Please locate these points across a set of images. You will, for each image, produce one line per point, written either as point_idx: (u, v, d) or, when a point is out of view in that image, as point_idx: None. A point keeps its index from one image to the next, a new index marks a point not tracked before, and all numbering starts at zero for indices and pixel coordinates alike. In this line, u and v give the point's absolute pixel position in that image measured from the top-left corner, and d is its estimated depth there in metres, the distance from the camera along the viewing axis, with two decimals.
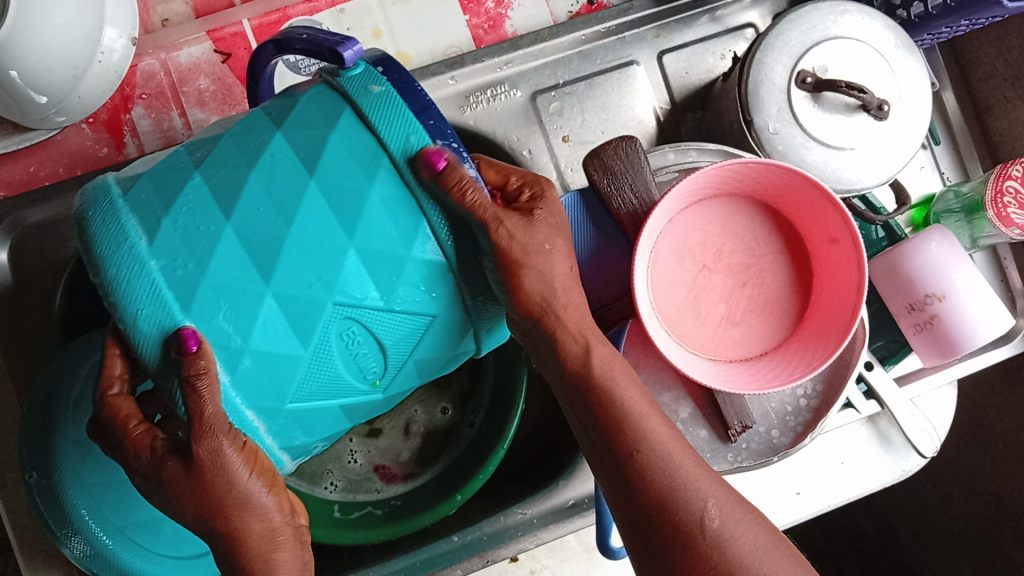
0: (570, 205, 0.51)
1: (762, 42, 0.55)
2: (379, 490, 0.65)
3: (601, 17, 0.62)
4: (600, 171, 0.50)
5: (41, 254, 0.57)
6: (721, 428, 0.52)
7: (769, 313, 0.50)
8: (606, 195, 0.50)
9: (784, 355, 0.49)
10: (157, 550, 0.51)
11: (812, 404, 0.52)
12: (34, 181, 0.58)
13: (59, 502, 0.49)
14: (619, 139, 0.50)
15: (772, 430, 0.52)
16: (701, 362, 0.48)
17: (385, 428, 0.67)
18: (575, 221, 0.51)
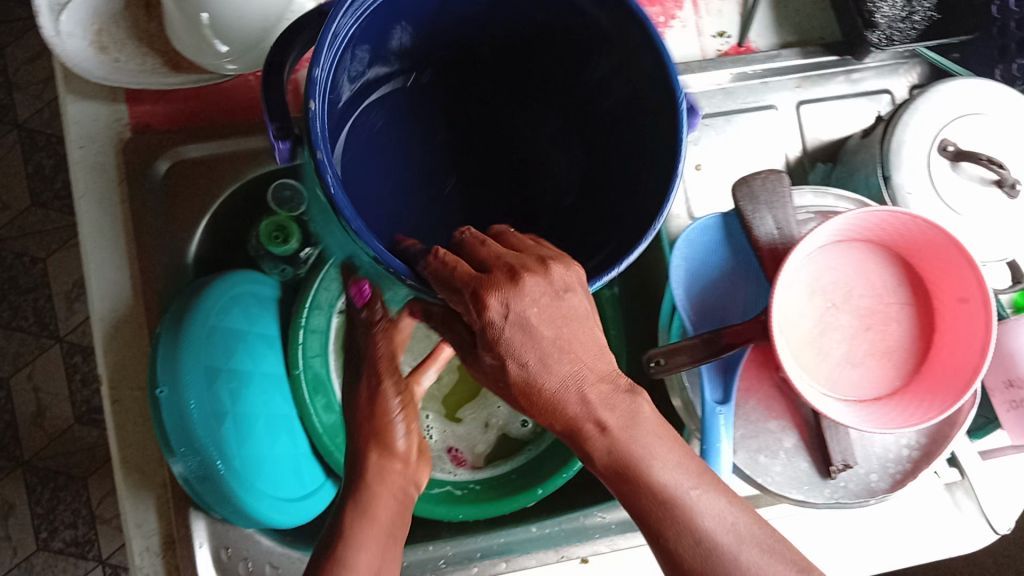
0: (711, 223, 0.54)
1: (908, 108, 0.57)
2: (449, 472, 0.66)
3: (750, 59, 0.65)
4: (747, 200, 0.52)
5: (192, 188, 0.60)
6: (822, 463, 0.53)
7: (891, 360, 0.52)
8: (749, 224, 0.52)
9: (898, 402, 0.51)
10: (258, 485, 0.55)
11: (914, 455, 0.54)
12: (196, 120, 0.61)
13: (185, 421, 0.51)
14: (768, 172, 0.52)
15: (872, 474, 0.54)
16: (819, 395, 0.50)
17: (465, 418, 0.68)
18: (714, 239, 0.54)
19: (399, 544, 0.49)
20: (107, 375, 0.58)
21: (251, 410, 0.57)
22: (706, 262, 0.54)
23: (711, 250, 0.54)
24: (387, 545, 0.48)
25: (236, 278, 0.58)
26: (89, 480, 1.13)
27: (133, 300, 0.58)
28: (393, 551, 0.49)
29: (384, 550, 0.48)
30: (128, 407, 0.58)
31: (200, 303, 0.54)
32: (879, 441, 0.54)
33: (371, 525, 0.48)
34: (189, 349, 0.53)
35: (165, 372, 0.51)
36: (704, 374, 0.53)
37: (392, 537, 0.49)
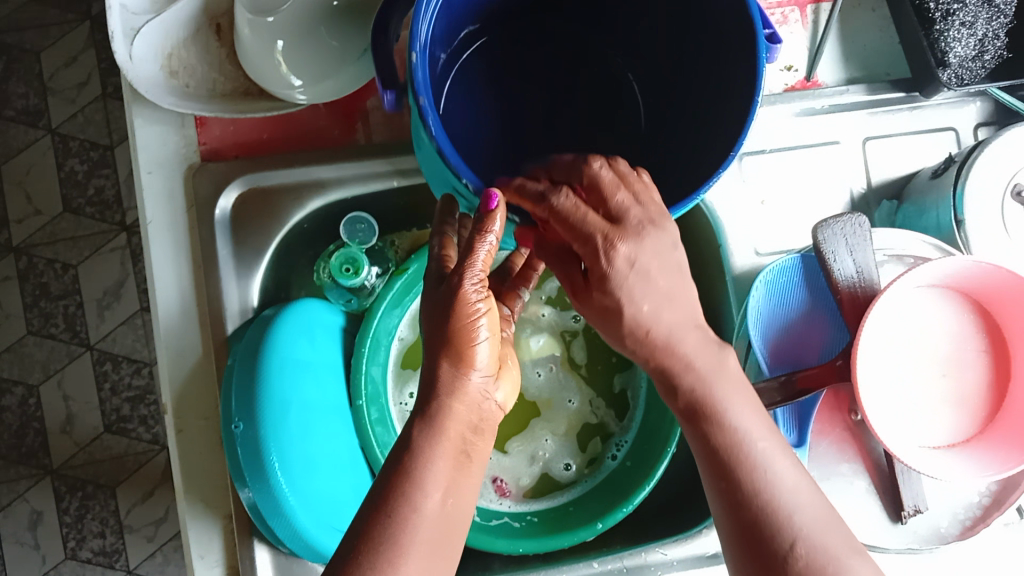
0: (793, 268, 0.54)
1: (980, 150, 0.57)
2: (498, 503, 0.66)
3: (820, 94, 0.64)
4: (829, 242, 0.52)
5: (257, 218, 0.60)
6: (892, 508, 0.53)
7: (969, 405, 0.52)
8: (828, 268, 0.52)
9: (976, 450, 0.50)
10: (326, 519, 0.55)
11: (985, 502, 0.53)
12: (264, 147, 0.60)
13: (261, 459, 0.50)
14: (850, 215, 0.52)
15: (942, 521, 0.54)
16: (899, 442, 0.49)
17: (512, 450, 0.68)
18: (794, 284, 0.54)
19: (474, 464, 0.46)
20: (172, 404, 0.58)
21: (319, 444, 0.56)
22: (786, 303, 0.54)
23: (792, 291, 0.54)
24: (459, 470, 0.44)
25: (301, 309, 0.58)
26: (118, 489, 1.13)
27: (198, 330, 0.58)
28: (467, 471, 0.45)
29: (456, 471, 0.44)
30: (193, 438, 0.58)
31: (271, 338, 0.54)
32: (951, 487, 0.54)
33: (443, 445, 0.44)
34: (266, 382, 0.52)
35: (242, 406, 0.51)
36: (780, 417, 0.52)
37: (466, 454, 0.45)
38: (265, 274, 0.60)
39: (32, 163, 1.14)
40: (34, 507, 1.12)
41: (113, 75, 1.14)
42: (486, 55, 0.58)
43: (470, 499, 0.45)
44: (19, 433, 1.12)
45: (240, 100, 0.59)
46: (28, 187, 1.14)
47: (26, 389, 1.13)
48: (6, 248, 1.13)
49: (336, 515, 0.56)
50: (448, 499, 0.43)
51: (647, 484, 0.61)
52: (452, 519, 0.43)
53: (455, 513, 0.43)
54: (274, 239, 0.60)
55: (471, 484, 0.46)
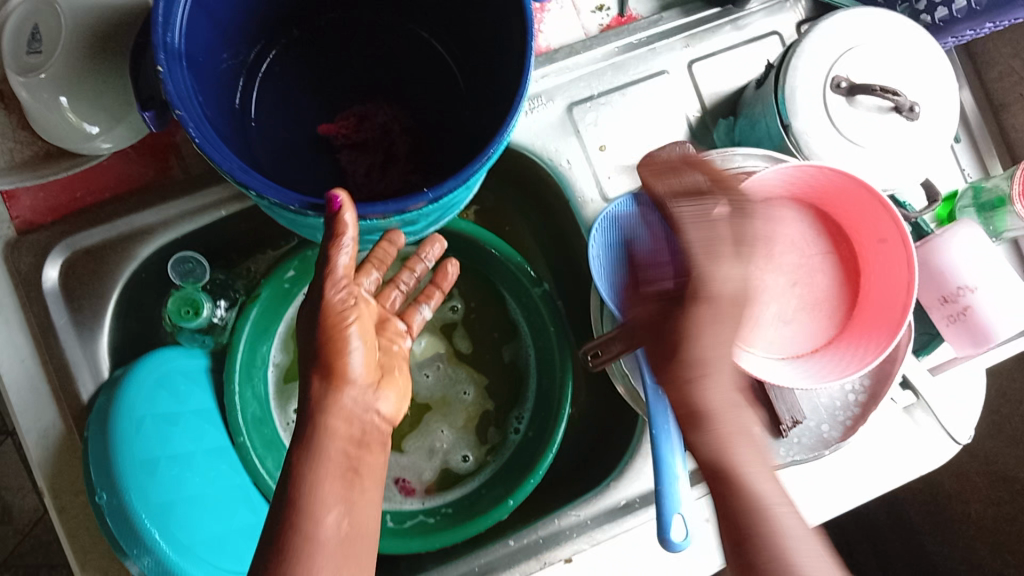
0: (624, 205, 0.55)
1: (795, 51, 0.57)
2: (412, 504, 0.65)
3: (633, 28, 0.63)
4: (656, 176, 0.51)
5: (91, 279, 0.57)
6: (773, 424, 0.54)
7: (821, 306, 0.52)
8: (660, 200, 0.52)
9: (834, 351, 0.50)
10: (222, 566, 0.53)
11: (860, 399, 0.54)
12: (79, 205, 0.58)
13: (129, 524, 0.49)
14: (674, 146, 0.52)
15: (823, 425, 0.55)
16: (758, 359, 0.49)
17: (410, 448, 0.67)
18: (628, 220, 0.55)
19: (366, 484, 0.47)
20: (46, 486, 0.56)
21: (201, 493, 0.55)
22: (627, 248, 0.54)
23: (631, 235, 0.54)
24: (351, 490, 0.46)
25: (154, 360, 0.56)
26: (74, 567, 1.11)
27: (56, 406, 0.56)
28: (359, 488, 0.47)
29: (348, 489, 0.46)
30: (77, 515, 0.56)
31: (122, 399, 0.52)
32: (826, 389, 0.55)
33: (329, 466, 0.46)
34: (124, 447, 0.51)
35: (103, 478, 0.49)
36: (645, 363, 0.52)
37: (354, 473, 0.47)
38: (112, 333, 0.58)
39: None
40: None
41: None
42: (283, 61, 0.57)
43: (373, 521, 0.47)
44: None
45: (42, 163, 0.56)
46: None
47: None
48: None
49: (236, 560, 0.55)
50: (345, 520, 0.45)
51: (548, 452, 0.60)
52: (354, 535, 0.45)
53: (357, 529, 0.45)
54: (113, 295, 0.58)
55: (369, 496, 0.47)
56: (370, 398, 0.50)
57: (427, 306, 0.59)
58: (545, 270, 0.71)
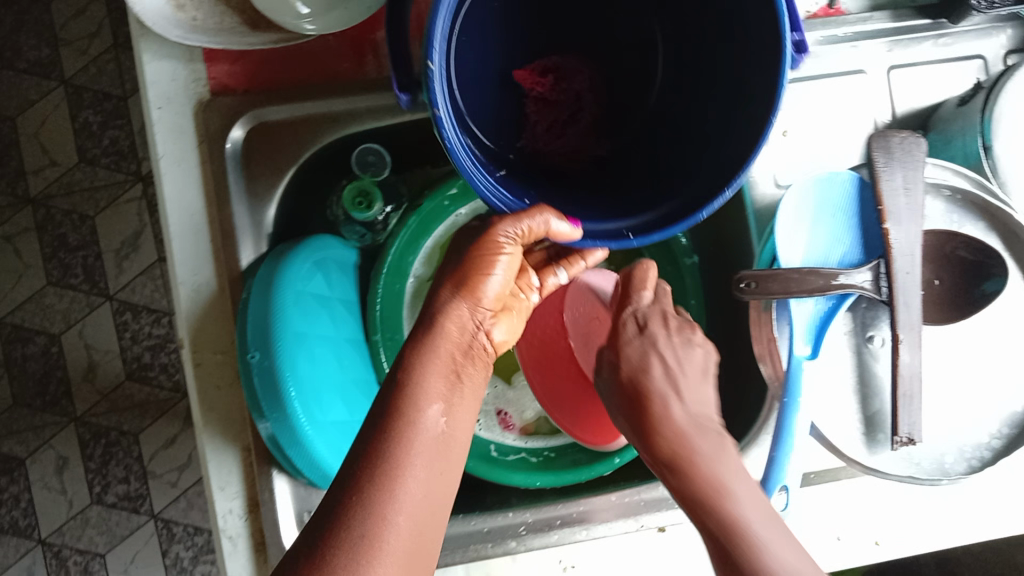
0: (852, 189, 0.53)
1: (1012, 73, 0.54)
2: (510, 439, 0.66)
3: (840, 21, 0.62)
4: (883, 153, 0.51)
5: (269, 151, 0.59)
6: (870, 429, 0.53)
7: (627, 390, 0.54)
8: (878, 181, 0.51)
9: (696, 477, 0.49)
10: (340, 447, 0.55)
11: (998, 444, 0.53)
12: (274, 80, 0.59)
13: (276, 385, 0.51)
14: (909, 133, 0.51)
15: (947, 456, 0.53)
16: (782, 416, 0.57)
17: (518, 382, 0.68)
18: (853, 207, 0.53)
19: (466, 385, 0.48)
20: (188, 339, 0.58)
21: (335, 376, 0.56)
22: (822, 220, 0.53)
23: (833, 208, 0.53)
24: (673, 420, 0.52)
25: (318, 243, 0.57)
26: (141, 436, 1.14)
27: (214, 267, 0.58)
28: (460, 391, 0.48)
29: (450, 389, 0.47)
30: (210, 372, 0.58)
31: (285, 268, 0.53)
32: (965, 415, 0.53)
33: (436, 362, 0.47)
34: (283, 315, 0.52)
35: (258, 338, 0.51)
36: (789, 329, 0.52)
37: (458, 376, 0.48)
38: (277, 209, 0.60)
39: (47, 115, 1.13)
40: (60, 454, 1.14)
41: (124, 24, 1.12)
42: None
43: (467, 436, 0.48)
44: (43, 381, 1.14)
45: (248, 32, 0.58)
46: (43, 137, 1.13)
47: (49, 339, 1.14)
48: (23, 199, 1.14)
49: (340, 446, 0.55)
50: (443, 417, 0.45)
51: None
52: (453, 435, 0.46)
53: (454, 431, 0.46)
54: (287, 173, 0.59)
55: (467, 418, 0.48)
56: (488, 318, 0.51)
57: (565, 272, 0.57)
58: (691, 243, 0.70)
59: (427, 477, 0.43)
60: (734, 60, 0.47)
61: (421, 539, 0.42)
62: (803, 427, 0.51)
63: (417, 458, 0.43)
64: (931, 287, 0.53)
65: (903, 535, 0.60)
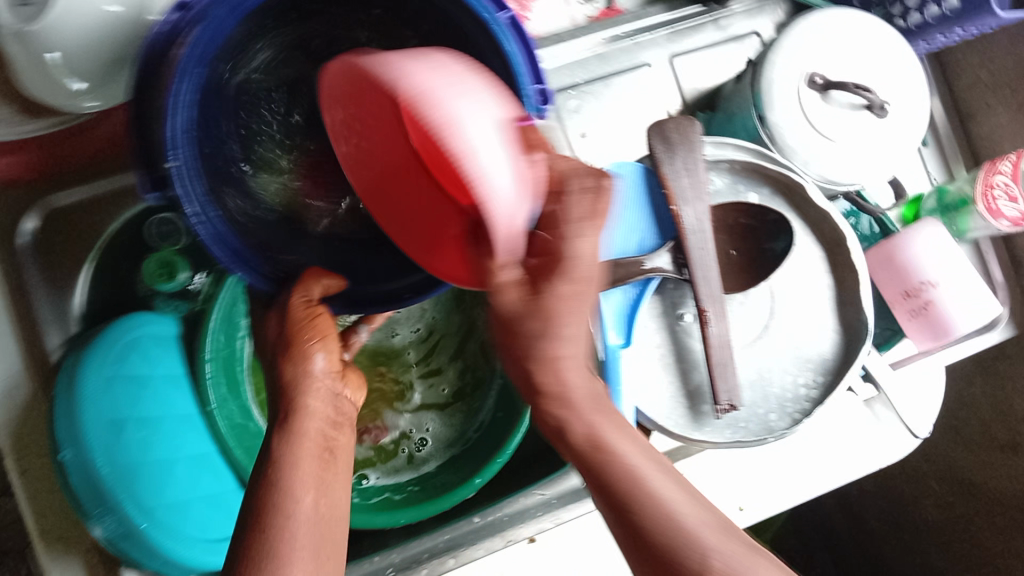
0: (636, 175, 0.54)
1: (773, 46, 0.59)
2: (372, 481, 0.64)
3: (617, 22, 0.66)
4: (660, 143, 0.52)
5: (69, 236, 0.58)
6: (699, 403, 0.54)
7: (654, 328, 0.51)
8: (659, 166, 0.52)
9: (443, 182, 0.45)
10: (186, 530, 0.53)
11: (812, 394, 0.55)
12: (59, 165, 0.57)
13: (94, 481, 0.49)
14: (681, 116, 0.53)
15: (770, 413, 0.55)
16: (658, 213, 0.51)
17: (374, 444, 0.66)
18: (638, 192, 0.54)
19: (340, 462, 0.45)
20: (8, 446, 0.54)
21: (170, 458, 0.55)
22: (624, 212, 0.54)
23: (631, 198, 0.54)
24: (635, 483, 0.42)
25: (124, 325, 0.55)
26: None
27: (28, 364, 0.55)
28: (335, 469, 0.45)
29: (324, 470, 0.44)
30: (37, 478, 0.55)
31: (91, 358, 0.52)
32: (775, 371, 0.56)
33: (305, 448, 0.44)
34: (91, 407, 0.50)
35: (70, 439, 0.49)
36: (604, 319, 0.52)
37: (331, 453, 0.45)
38: (84, 295, 0.58)
39: None
40: None
41: None
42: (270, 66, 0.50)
43: (345, 501, 0.45)
44: None
45: None
46: None
47: None
48: None
49: (182, 519, 0.53)
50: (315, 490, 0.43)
51: (516, 431, 0.61)
52: (331, 516, 0.43)
53: (331, 509, 0.43)
54: (91, 258, 0.58)
55: (342, 483, 0.45)
56: (338, 385, 0.49)
57: (367, 327, 0.59)
58: None
59: (309, 570, 0.40)
60: None
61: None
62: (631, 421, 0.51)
63: (298, 549, 0.40)
64: (730, 257, 0.55)
65: (766, 500, 0.61)
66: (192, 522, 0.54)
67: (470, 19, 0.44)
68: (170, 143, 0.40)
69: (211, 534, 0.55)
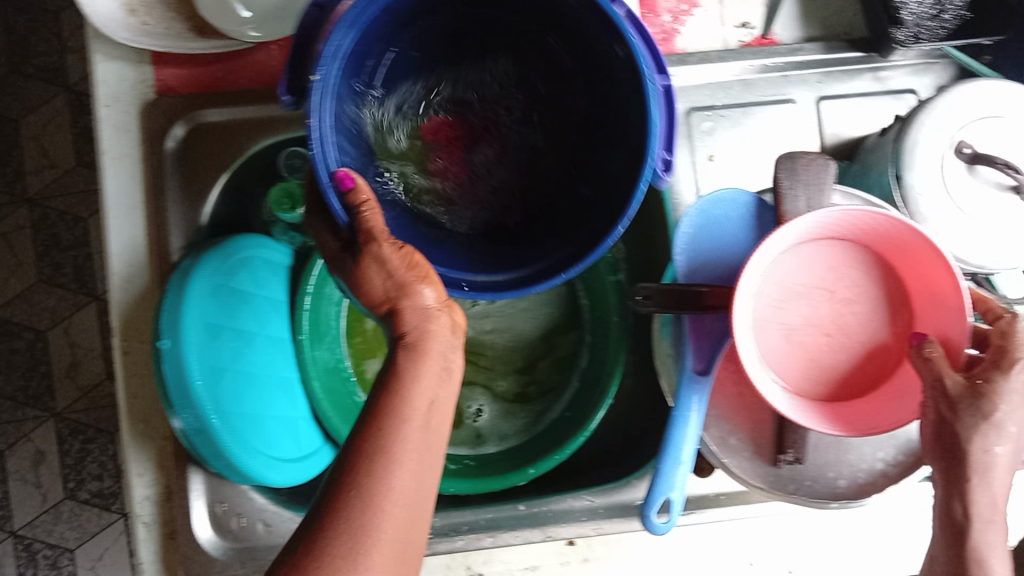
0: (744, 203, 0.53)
1: (924, 107, 0.57)
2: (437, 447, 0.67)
3: (771, 52, 0.64)
4: (787, 174, 0.52)
5: (206, 153, 0.61)
6: (768, 450, 0.53)
7: (832, 382, 0.51)
8: (779, 198, 0.52)
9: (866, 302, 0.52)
10: (253, 441, 0.56)
11: (888, 470, 0.52)
12: (219, 86, 0.62)
13: (183, 373, 0.52)
14: (815, 154, 0.52)
15: (839, 479, 0.52)
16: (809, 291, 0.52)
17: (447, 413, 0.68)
18: (742, 223, 0.53)
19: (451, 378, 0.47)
20: (120, 327, 0.60)
21: (255, 368, 0.58)
22: (725, 233, 0.53)
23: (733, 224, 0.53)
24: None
25: (244, 242, 0.59)
26: (117, 435, 1.18)
27: (146, 255, 0.60)
28: (447, 384, 0.46)
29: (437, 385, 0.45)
30: (138, 361, 0.60)
31: (207, 262, 0.55)
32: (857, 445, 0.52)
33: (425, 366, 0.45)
34: (196, 307, 0.54)
35: (169, 326, 0.53)
36: (688, 344, 0.53)
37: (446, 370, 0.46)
38: (213, 208, 0.62)
39: (49, 118, 1.17)
40: (37, 448, 1.17)
41: None
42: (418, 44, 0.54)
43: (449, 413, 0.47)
44: (26, 375, 1.17)
45: (194, 38, 0.60)
46: (42, 139, 1.17)
47: (34, 335, 1.17)
48: (20, 198, 1.17)
49: (253, 432, 0.57)
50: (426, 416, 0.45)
51: (580, 435, 0.61)
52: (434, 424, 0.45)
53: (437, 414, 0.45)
54: (223, 174, 0.62)
55: (448, 395, 0.46)
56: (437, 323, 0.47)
57: None
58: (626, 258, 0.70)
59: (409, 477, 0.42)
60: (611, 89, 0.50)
61: (406, 544, 0.42)
62: (690, 448, 0.51)
63: (400, 458, 0.42)
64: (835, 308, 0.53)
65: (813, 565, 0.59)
66: (261, 437, 0.57)
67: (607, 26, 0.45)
68: (321, 56, 0.43)
69: (278, 453, 0.58)
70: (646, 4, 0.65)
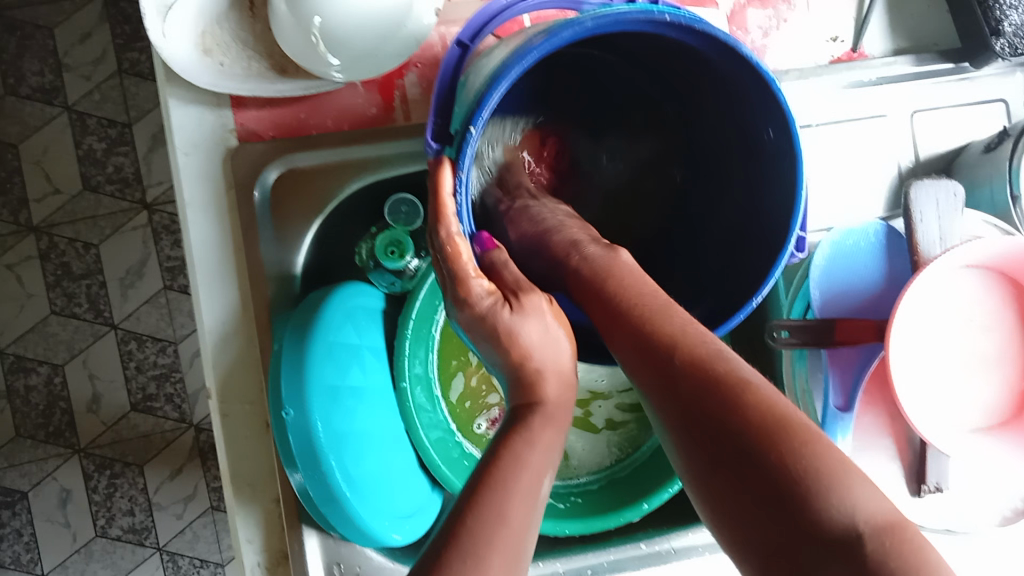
0: (879, 232, 0.53)
1: None
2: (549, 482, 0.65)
3: (865, 70, 0.62)
4: (920, 204, 0.51)
5: (296, 199, 0.58)
6: (913, 479, 0.53)
7: (992, 414, 0.52)
8: (912, 232, 0.52)
9: (1003, 316, 0.52)
10: (377, 503, 0.54)
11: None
12: (302, 128, 0.59)
13: (310, 441, 0.50)
14: (948, 182, 0.51)
15: (987, 512, 0.53)
16: (949, 316, 0.52)
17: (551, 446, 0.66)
18: (876, 250, 0.53)
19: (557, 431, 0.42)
20: (216, 389, 0.57)
21: (366, 425, 0.56)
22: (856, 263, 0.53)
23: (863, 253, 0.54)
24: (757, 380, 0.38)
25: (345, 294, 0.57)
26: (146, 467, 1.13)
27: (241, 310, 0.57)
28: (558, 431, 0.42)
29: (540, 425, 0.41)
30: (237, 422, 0.57)
31: (318, 322, 0.53)
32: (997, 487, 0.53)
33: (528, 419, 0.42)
34: (314, 371, 0.52)
35: (291, 394, 0.50)
36: (830, 379, 0.53)
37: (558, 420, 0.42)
38: (306, 256, 0.59)
39: (51, 142, 1.12)
40: (63, 486, 1.12)
41: (130, 50, 1.11)
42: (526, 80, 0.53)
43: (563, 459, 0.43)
44: (45, 413, 1.13)
45: (277, 78, 0.57)
46: (45, 165, 1.12)
47: (51, 369, 1.13)
48: (26, 227, 1.12)
49: (373, 496, 0.54)
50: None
51: None
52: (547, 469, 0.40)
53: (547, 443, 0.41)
54: (316, 219, 0.59)
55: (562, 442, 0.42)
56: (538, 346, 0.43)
57: None
58: None
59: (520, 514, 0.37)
60: (746, 128, 0.48)
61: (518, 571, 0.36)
62: None
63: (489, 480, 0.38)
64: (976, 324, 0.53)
65: None
66: (383, 497, 0.55)
67: (745, 75, 0.42)
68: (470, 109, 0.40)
69: (399, 510, 0.57)
70: (736, 21, 0.63)
